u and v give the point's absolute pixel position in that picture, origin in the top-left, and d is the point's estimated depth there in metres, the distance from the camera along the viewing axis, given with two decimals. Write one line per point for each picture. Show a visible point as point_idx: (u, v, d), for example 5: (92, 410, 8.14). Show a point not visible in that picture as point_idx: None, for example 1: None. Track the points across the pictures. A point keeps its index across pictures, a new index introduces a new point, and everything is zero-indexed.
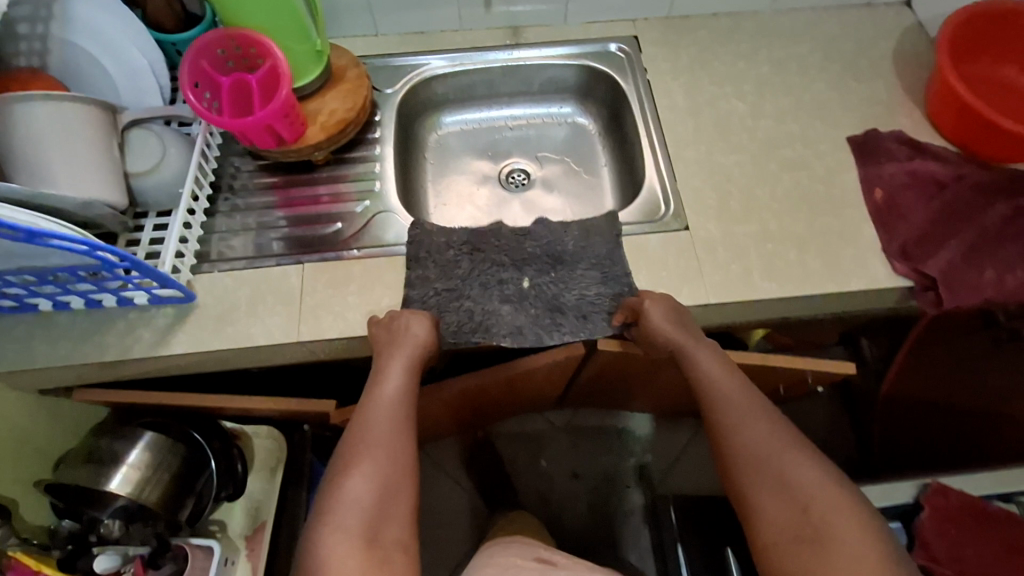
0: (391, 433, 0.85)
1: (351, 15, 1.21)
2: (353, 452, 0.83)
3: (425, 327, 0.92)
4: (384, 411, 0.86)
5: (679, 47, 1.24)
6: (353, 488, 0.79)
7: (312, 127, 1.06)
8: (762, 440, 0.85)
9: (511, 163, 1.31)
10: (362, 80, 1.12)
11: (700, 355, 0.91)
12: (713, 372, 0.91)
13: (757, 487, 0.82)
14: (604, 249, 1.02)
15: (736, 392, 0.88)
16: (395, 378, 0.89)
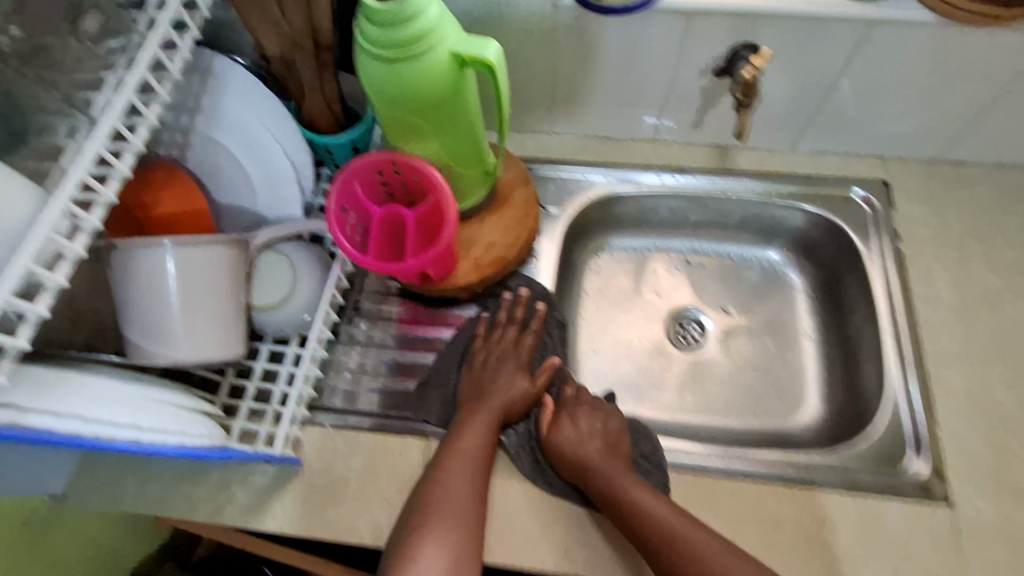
0: (472, 490, 0.72)
1: (528, 111, 0.99)
2: (427, 503, 0.70)
3: (506, 381, 0.85)
4: (459, 457, 0.75)
5: (947, 208, 0.93)
6: (425, 540, 0.66)
7: (463, 263, 0.86)
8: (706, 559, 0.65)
9: (683, 308, 1.05)
10: (532, 206, 0.91)
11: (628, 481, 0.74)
12: (642, 492, 0.72)
13: None
14: (822, 504, 0.75)
15: (669, 518, 0.69)
16: (478, 434, 0.78)
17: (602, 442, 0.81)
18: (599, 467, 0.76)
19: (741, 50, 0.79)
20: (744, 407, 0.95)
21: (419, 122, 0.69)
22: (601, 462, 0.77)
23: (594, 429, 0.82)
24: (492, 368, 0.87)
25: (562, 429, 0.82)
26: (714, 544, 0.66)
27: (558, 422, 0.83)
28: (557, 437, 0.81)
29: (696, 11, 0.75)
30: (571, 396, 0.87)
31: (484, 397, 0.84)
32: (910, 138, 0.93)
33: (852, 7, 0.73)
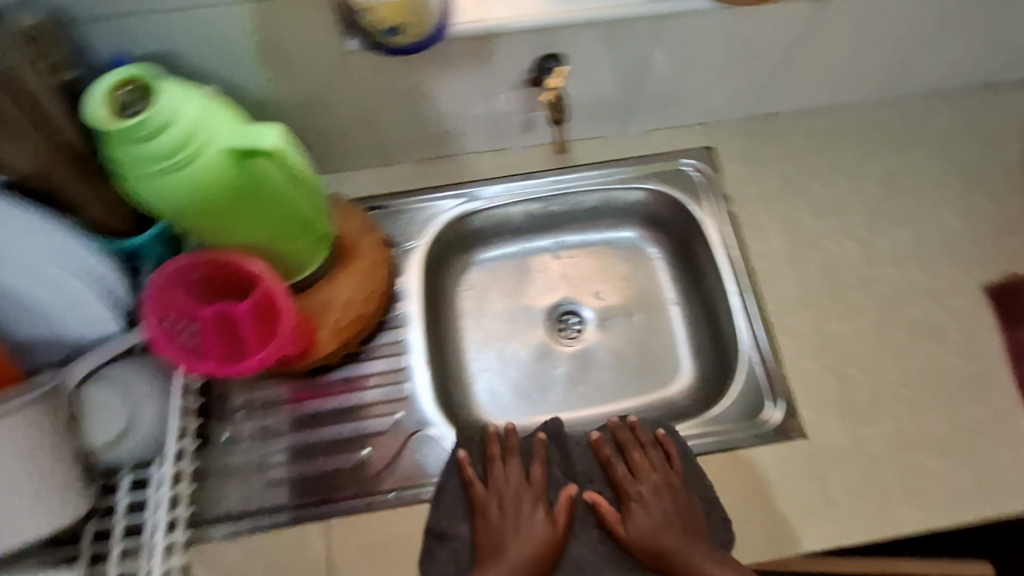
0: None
1: (356, 148, 0.94)
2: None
3: (541, 532, 0.79)
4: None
5: (767, 161, 1.00)
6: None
7: (322, 330, 0.83)
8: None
9: (560, 302, 1.08)
10: (381, 249, 0.89)
11: (699, 565, 0.75)
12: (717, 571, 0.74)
13: None
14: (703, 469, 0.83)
15: None
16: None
17: (680, 517, 0.79)
18: (679, 551, 0.77)
19: (546, 64, 0.81)
20: (629, 385, 1.02)
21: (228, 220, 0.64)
22: (671, 535, 0.78)
23: (666, 510, 0.80)
24: (499, 495, 0.82)
25: (638, 519, 0.80)
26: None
27: (625, 513, 0.81)
28: (634, 529, 0.79)
29: (494, 31, 0.74)
30: (625, 476, 0.84)
31: (503, 547, 0.78)
32: (723, 104, 0.99)
33: (637, 5, 0.76)
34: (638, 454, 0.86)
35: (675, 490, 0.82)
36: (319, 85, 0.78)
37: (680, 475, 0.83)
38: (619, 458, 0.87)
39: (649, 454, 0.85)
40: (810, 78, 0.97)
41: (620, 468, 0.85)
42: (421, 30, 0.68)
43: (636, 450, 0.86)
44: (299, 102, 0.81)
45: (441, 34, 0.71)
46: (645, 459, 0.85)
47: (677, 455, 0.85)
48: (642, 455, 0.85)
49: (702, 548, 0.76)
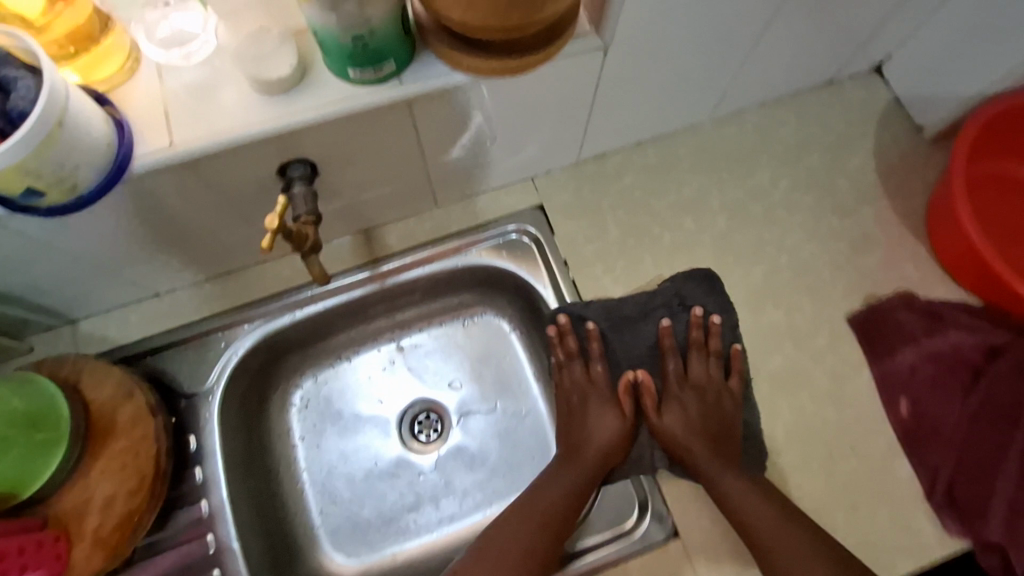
0: (532, 544, 0.72)
1: (101, 289, 0.76)
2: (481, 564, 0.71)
3: (606, 428, 0.81)
4: (539, 511, 0.74)
5: (604, 212, 0.88)
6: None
7: (80, 544, 0.67)
8: (777, 549, 0.68)
9: (412, 402, 0.95)
10: (145, 419, 0.71)
11: (722, 477, 0.73)
12: (734, 487, 0.72)
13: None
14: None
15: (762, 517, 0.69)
16: (564, 488, 0.77)
17: (707, 426, 0.79)
18: (699, 458, 0.76)
19: (290, 168, 0.65)
20: (500, 486, 0.90)
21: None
22: (699, 450, 0.76)
23: (693, 420, 0.79)
24: (579, 413, 0.83)
25: (668, 419, 0.80)
26: (765, 522, 0.69)
27: (662, 405, 0.81)
28: (664, 423, 0.80)
29: (192, 157, 0.57)
30: (677, 374, 0.83)
31: (580, 448, 0.80)
32: (542, 156, 0.86)
33: (370, 93, 0.59)
34: (696, 353, 0.83)
35: (728, 400, 0.80)
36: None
37: (735, 397, 0.81)
38: (678, 355, 0.84)
39: (713, 364, 0.82)
40: (632, 115, 0.84)
41: (672, 365, 0.83)
42: (74, 185, 0.52)
43: (699, 353, 0.83)
44: None
45: (113, 181, 0.55)
46: (702, 364, 0.83)
47: (736, 371, 0.81)
48: (703, 362, 0.83)
49: (724, 466, 0.74)
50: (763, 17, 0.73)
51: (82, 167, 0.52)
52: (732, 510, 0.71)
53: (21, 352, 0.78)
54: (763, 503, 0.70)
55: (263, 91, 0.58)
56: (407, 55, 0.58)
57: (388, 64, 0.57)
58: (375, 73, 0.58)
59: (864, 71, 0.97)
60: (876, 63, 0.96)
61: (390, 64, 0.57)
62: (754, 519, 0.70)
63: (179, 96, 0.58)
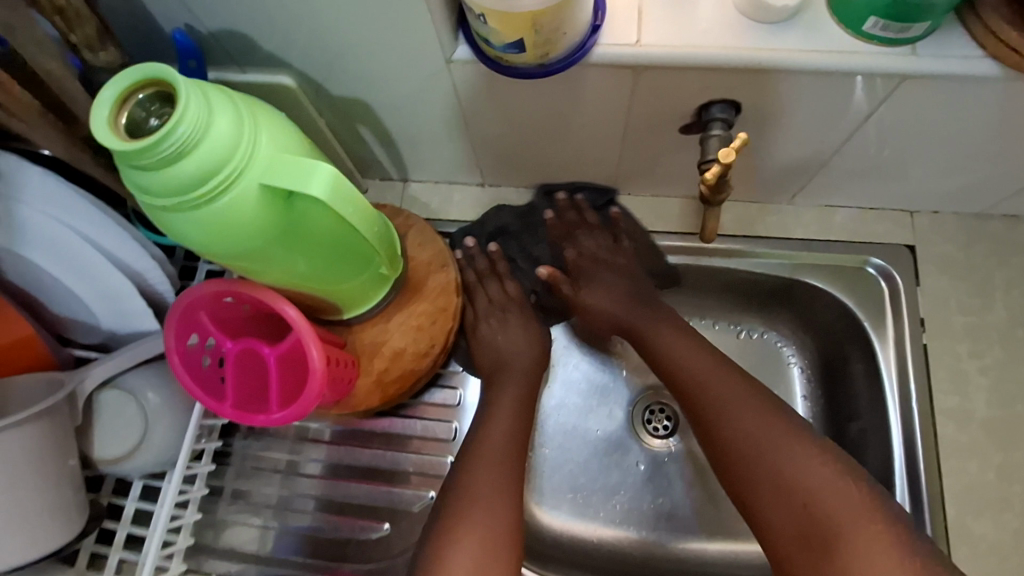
0: (503, 486, 0.62)
1: (447, 161, 0.79)
2: (479, 447, 0.65)
3: (520, 339, 0.76)
4: (504, 447, 0.65)
5: (993, 284, 0.71)
6: (480, 498, 0.61)
7: (364, 379, 0.71)
8: (755, 435, 0.59)
9: (652, 390, 0.89)
10: (451, 295, 0.73)
11: (658, 330, 0.71)
12: (676, 343, 0.68)
13: (781, 458, 0.57)
14: None
15: (699, 361, 0.65)
16: (509, 412, 0.69)
17: (626, 303, 0.75)
18: (639, 329, 0.72)
19: (713, 108, 0.58)
20: (709, 518, 0.83)
21: (261, 251, 0.49)
22: (640, 323, 0.73)
23: (617, 292, 0.76)
24: (496, 318, 0.77)
25: (588, 295, 0.76)
26: (755, 415, 0.60)
27: (579, 289, 0.77)
28: (586, 299, 0.77)
29: (645, 65, 0.54)
30: (575, 255, 0.78)
31: (508, 367, 0.74)
32: (949, 194, 0.70)
33: (874, 57, 0.50)
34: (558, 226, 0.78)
35: (630, 258, 0.78)
36: (412, 90, 0.64)
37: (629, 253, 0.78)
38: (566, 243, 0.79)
39: (599, 231, 0.79)
40: None
41: (571, 251, 0.78)
42: (548, 53, 0.51)
43: (583, 231, 0.78)
44: (390, 95, 0.65)
45: (576, 60, 0.53)
46: (592, 238, 0.78)
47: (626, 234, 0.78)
48: (591, 236, 0.78)
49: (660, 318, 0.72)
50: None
51: (567, 37, 0.50)
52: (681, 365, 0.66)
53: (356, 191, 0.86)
54: (757, 399, 0.61)
55: (747, 18, 0.52)
56: (942, 21, 0.48)
57: (921, 24, 0.47)
58: (900, 31, 0.48)
59: None
60: None
61: (923, 25, 0.48)
62: (691, 368, 0.65)
63: None
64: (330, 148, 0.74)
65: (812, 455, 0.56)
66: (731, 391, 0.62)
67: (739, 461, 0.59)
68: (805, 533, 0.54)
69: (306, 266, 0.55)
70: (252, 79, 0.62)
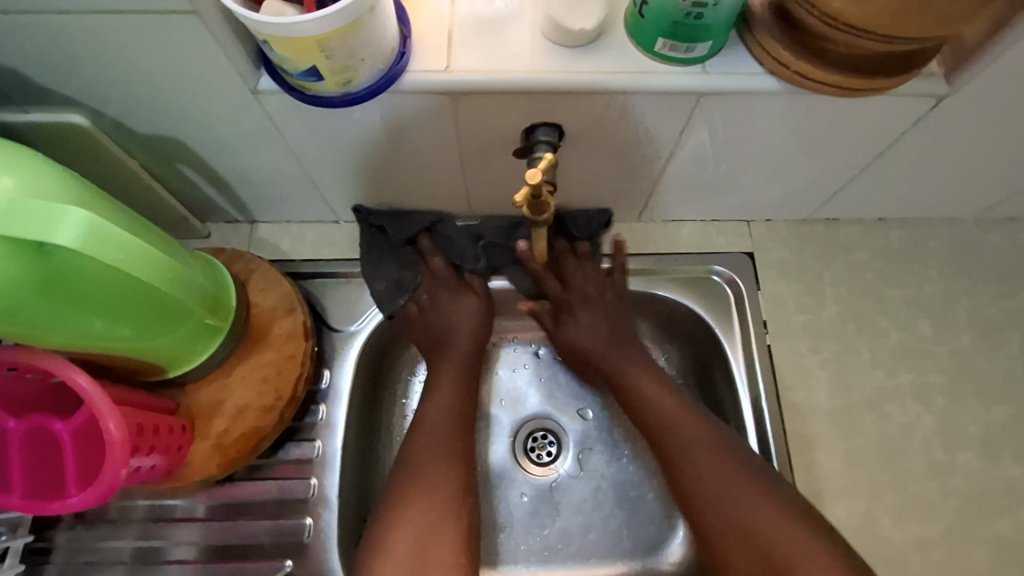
0: (449, 441, 0.66)
1: (293, 199, 0.75)
2: (417, 441, 0.66)
3: (464, 317, 0.74)
4: (450, 416, 0.68)
5: (824, 282, 0.76)
6: (420, 472, 0.63)
7: (201, 444, 0.63)
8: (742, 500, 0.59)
9: (533, 414, 0.85)
10: (298, 341, 0.67)
11: (640, 379, 0.70)
12: (669, 406, 0.67)
13: (734, 502, 0.59)
14: None
15: (673, 410, 0.66)
16: (451, 389, 0.71)
17: (608, 334, 0.73)
18: (627, 373, 0.71)
19: (537, 132, 0.59)
20: (601, 545, 0.79)
21: (17, 309, 0.42)
22: (611, 365, 0.72)
23: (599, 331, 0.73)
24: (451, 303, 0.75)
25: (569, 330, 0.74)
26: (692, 429, 0.64)
27: (560, 323, 0.75)
28: (566, 334, 0.75)
29: (462, 90, 0.53)
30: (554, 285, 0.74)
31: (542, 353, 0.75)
32: (775, 204, 0.75)
33: (671, 76, 0.52)
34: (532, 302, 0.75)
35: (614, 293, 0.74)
36: (229, 125, 0.59)
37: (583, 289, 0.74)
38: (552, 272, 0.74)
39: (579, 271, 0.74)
40: (894, 189, 0.72)
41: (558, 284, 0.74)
42: (349, 80, 0.49)
43: (568, 258, 0.75)
44: (206, 133, 0.61)
45: (382, 88, 0.51)
46: (579, 270, 0.75)
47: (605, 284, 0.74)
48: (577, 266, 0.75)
49: (641, 366, 0.71)
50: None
51: (366, 64, 0.48)
52: (643, 410, 0.68)
53: (197, 237, 0.78)
54: (714, 435, 0.63)
55: (553, 43, 0.53)
56: (722, 42, 0.51)
57: (703, 45, 0.50)
58: (685, 52, 0.51)
59: None
60: None
61: (705, 45, 0.50)
62: (659, 411, 0.67)
63: (466, 24, 0.54)
64: (150, 191, 0.67)
65: (763, 508, 0.58)
66: (698, 441, 0.63)
67: (726, 537, 0.58)
68: None
69: (117, 328, 0.50)
70: (36, 119, 0.54)
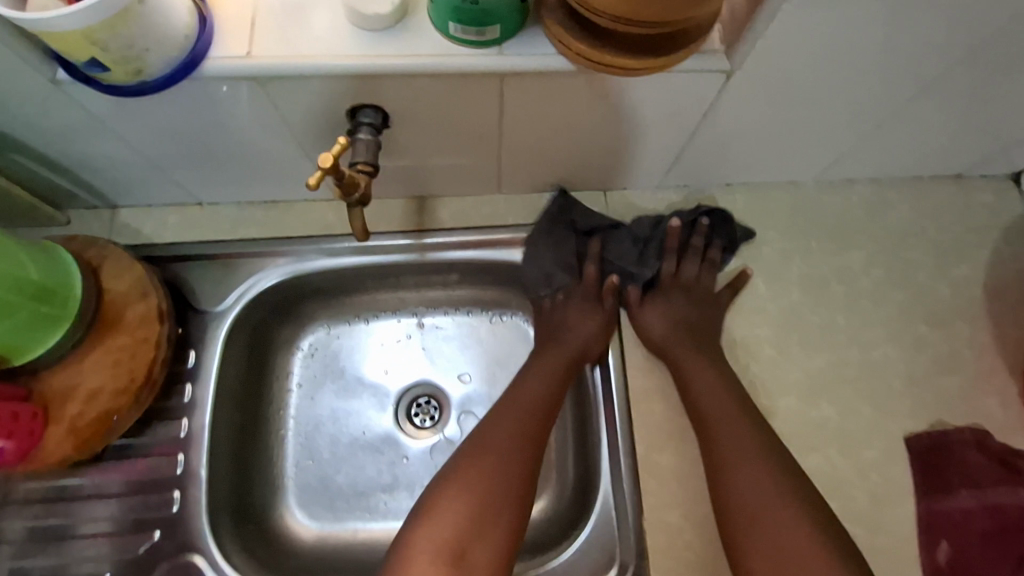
0: (512, 435, 0.71)
1: (148, 184, 0.75)
2: (479, 441, 0.71)
3: (583, 326, 0.79)
4: (521, 409, 0.74)
5: (671, 247, 0.81)
6: (487, 461, 0.69)
7: (55, 427, 0.66)
8: (761, 478, 0.67)
9: (417, 383, 0.89)
10: (152, 324, 0.69)
11: (692, 364, 0.75)
12: (703, 386, 0.73)
13: (743, 478, 0.67)
14: None
15: (724, 404, 0.71)
16: (544, 379, 0.76)
17: (688, 322, 0.78)
18: (677, 358, 0.75)
19: (361, 113, 0.60)
20: None
21: None
22: (676, 351, 0.76)
23: (675, 315, 0.78)
24: (562, 311, 0.82)
25: (648, 313, 0.79)
26: (722, 412, 0.71)
27: (647, 301, 0.81)
28: (643, 317, 0.79)
29: (270, 76, 0.54)
30: (669, 274, 0.82)
31: (560, 341, 0.79)
32: (623, 174, 0.79)
33: (470, 58, 0.54)
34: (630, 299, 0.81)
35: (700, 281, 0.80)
36: (45, 114, 0.59)
37: (698, 284, 0.80)
38: (673, 257, 0.82)
39: (705, 269, 0.81)
40: (727, 156, 0.77)
41: (669, 267, 0.81)
42: (139, 70, 0.50)
43: (692, 254, 0.81)
44: (25, 122, 0.60)
45: (181, 76, 0.52)
46: (694, 266, 0.81)
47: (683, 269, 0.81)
48: (696, 264, 0.81)
49: (699, 357, 0.75)
50: (915, 73, 0.64)
51: (153, 53, 0.49)
52: (697, 402, 0.73)
53: (56, 224, 0.78)
54: (753, 431, 0.70)
55: (358, 26, 0.54)
56: (515, 25, 0.53)
57: (492, 29, 0.52)
58: (477, 35, 0.53)
59: (999, 175, 0.86)
60: (1018, 169, 0.84)
61: (495, 29, 0.52)
62: (709, 406, 0.72)
63: (274, 8, 0.55)
64: None
65: (788, 515, 0.64)
66: (733, 437, 0.69)
67: (737, 518, 0.66)
68: (780, 560, 0.62)
69: None
70: None
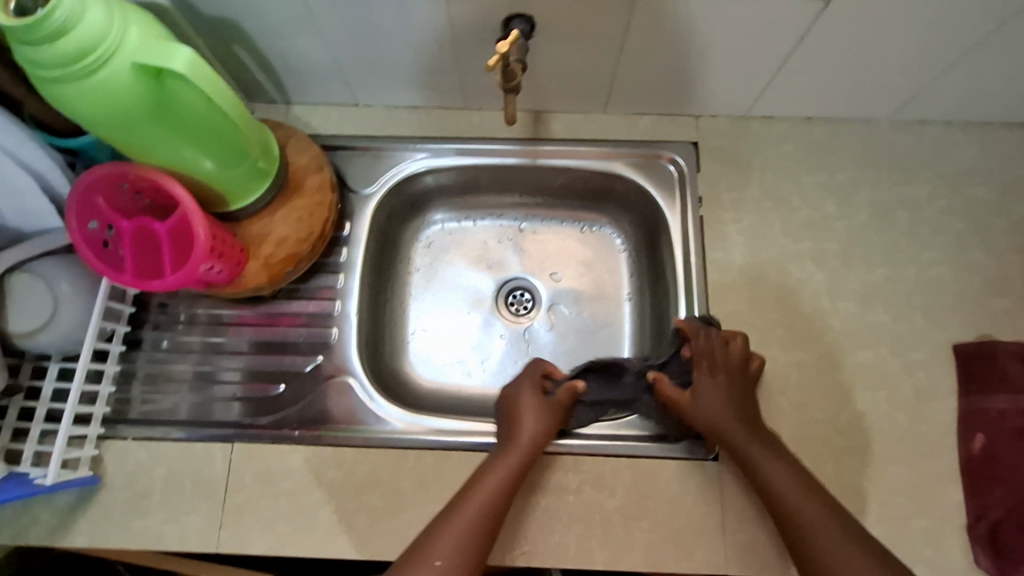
0: (471, 525, 0.71)
1: (322, 83, 0.92)
2: (435, 530, 0.71)
3: (535, 425, 0.81)
4: (487, 496, 0.74)
5: (753, 167, 0.93)
6: (435, 550, 0.69)
7: (253, 263, 0.84)
8: (830, 547, 0.67)
9: (514, 277, 1.05)
10: (326, 192, 0.86)
11: (766, 459, 0.75)
12: (773, 470, 0.74)
13: (825, 549, 0.67)
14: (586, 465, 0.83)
15: (791, 485, 0.72)
16: (501, 474, 0.76)
17: (741, 402, 0.79)
18: (735, 431, 0.77)
19: (513, 23, 0.76)
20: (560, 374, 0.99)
21: (144, 116, 0.63)
22: (731, 427, 0.77)
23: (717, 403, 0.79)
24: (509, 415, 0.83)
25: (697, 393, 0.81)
26: (793, 493, 0.72)
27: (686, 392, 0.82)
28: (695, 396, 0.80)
29: None
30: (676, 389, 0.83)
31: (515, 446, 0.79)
32: (716, 99, 0.91)
33: None
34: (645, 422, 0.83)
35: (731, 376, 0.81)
36: (274, 9, 0.76)
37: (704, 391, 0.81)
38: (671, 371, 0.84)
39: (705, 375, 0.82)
40: (812, 87, 0.88)
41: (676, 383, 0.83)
42: None
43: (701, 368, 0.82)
44: (256, 16, 0.78)
45: None
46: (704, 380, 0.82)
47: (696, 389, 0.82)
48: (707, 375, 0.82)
49: (764, 449, 0.75)
50: (999, 12, 0.73)
51: None
52: (767, 485, 0.74)
53: None
54: (812, 498, 0.71)
55: None
56: None
57: None
58: None
59: None
60: None
61: None
62: (779, 488, 0.73)
63: None
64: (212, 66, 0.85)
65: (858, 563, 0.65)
66: (802, 507, 0.70)
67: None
68: None
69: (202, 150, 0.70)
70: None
